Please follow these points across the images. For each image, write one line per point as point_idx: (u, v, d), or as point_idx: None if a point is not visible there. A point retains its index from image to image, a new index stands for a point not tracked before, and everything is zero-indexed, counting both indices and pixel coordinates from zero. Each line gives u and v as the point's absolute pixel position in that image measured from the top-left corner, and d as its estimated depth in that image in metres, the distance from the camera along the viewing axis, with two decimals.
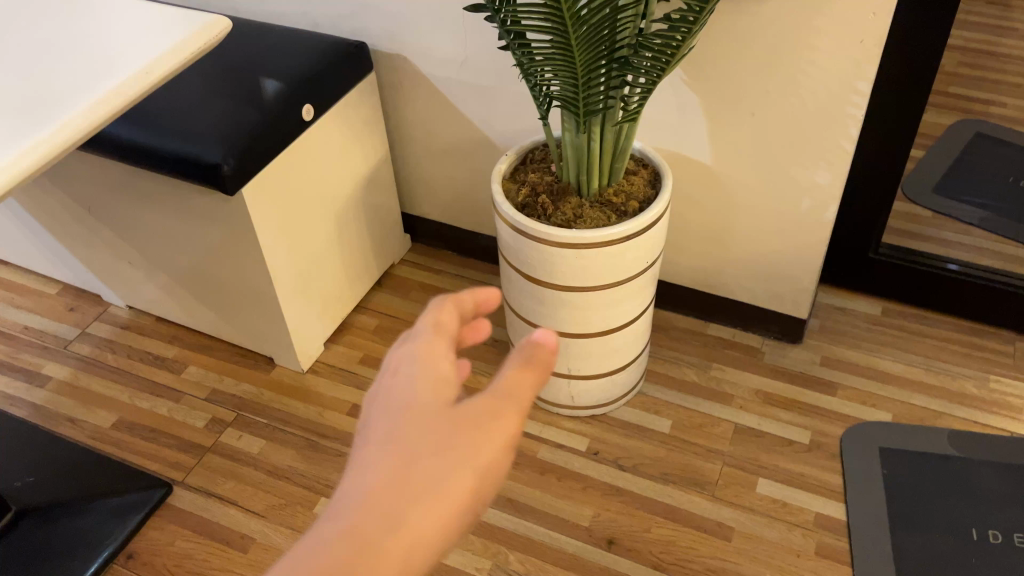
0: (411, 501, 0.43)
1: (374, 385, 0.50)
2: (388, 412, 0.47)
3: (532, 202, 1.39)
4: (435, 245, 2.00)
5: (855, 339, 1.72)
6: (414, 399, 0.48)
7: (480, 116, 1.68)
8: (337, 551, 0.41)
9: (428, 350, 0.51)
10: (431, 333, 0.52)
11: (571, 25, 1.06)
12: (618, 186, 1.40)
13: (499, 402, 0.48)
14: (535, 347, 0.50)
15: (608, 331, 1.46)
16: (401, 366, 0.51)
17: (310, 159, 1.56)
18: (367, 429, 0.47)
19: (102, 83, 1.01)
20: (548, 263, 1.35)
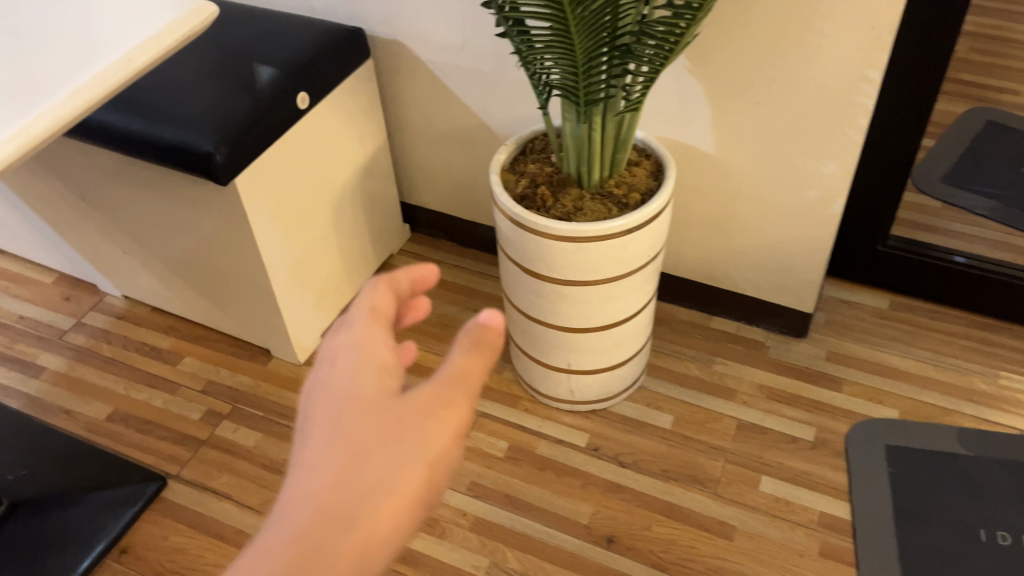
0: (353, 508, 0.41)
1: (306, 378, 0.47)
2: (325, 408, 0.44)
3: (532, 194, 1.35)
4: (434, 235, 1.97)
5: (861, 334, 1.69)
6: (348, 405, 0.44)
7: (480, 105, 1.64)
8: (274, 568, 0.39)
9: (366, 335, 0.48)
10: (368, 320, 0.49)
11: (571, 13, 1.02)
12: (620, 177, 1.36)
13: (445, 398, 0.45)
14: (483, 329, 0.47)
15: (608, 326, 1.43)
16: (336, 359, 0.47)
17: (305, 148, 1.53)
18: (302, 427, 0.44)
19: (84, 71, 0.96)
20: (547, 256, 1.32)
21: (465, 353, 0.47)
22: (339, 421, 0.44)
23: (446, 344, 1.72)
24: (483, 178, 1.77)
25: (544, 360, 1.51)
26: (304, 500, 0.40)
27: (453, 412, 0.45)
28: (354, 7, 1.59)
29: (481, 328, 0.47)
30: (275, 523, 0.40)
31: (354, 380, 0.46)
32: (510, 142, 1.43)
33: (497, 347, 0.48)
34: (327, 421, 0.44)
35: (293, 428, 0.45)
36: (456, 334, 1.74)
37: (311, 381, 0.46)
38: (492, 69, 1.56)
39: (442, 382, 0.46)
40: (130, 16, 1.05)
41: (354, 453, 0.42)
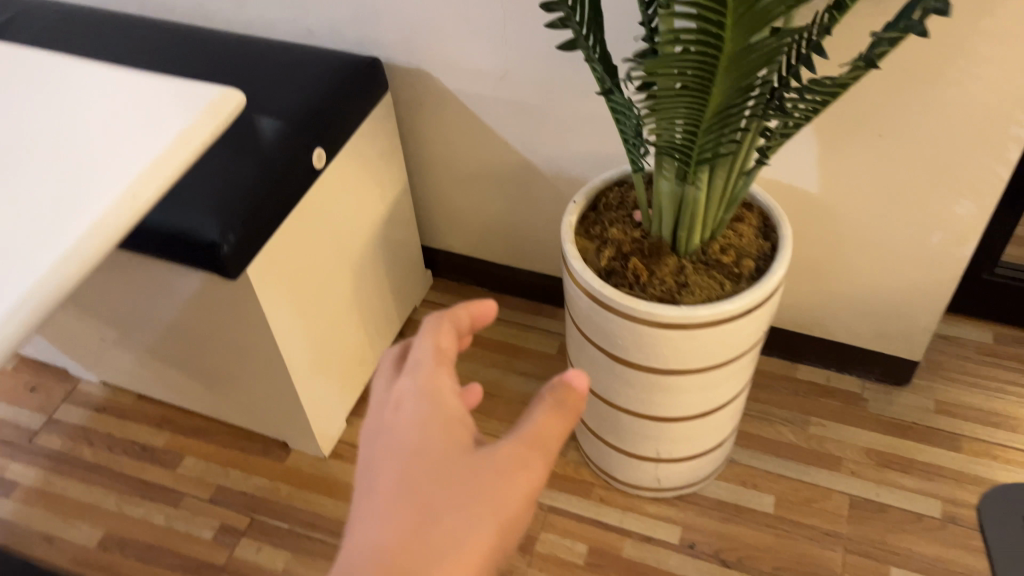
0: (441, 545, 0.50)
1: (388, 413, 0.58)
2: (411, 448, 0.55)
3: (621, 267, 1.09)
4: (461, 280, 1.71)
5: (968, 376, 1.47)
6: (432, 437, 0.56)
7: (522, 141, 1.37)
8: None
9: (438, 381, 0.60)
10: (435, 360, 0.61)
11: (730, 62, 0.75)
12: (725, 239, 1.11)
13: (520, 444, 0.56)
14: (564, 392, 0.59)
15: (708, 412, 1.19)
16: (415, 399, 0.58)
17: (322, 212, 1.25)
18: (390, 459, 0.55)
19: (44, 237, 0.68)
20: (648, 345, 1.07)
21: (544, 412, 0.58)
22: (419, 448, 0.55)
23: (495, 418, 1.46)
24: (522, 220, 1.50)
25: (627, 448, 1.27)
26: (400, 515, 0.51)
27: (529, 457, 0.56)
28: (364, 31, 1.31)
29: (566, 391, 0.58)
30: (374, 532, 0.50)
31: (432, 415, 0.57)
32: (580, 197, 1.17)
33: (570, 411, 0.60)
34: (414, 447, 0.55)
35: (376, 451, 0.56)
36: (505, 405, 1.48)
37: (393, 414, 0.57)
38: (538, 101, 1.30)
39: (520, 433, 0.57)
40: (118, 126, 0.80)
41: (444, 479, 0.53)
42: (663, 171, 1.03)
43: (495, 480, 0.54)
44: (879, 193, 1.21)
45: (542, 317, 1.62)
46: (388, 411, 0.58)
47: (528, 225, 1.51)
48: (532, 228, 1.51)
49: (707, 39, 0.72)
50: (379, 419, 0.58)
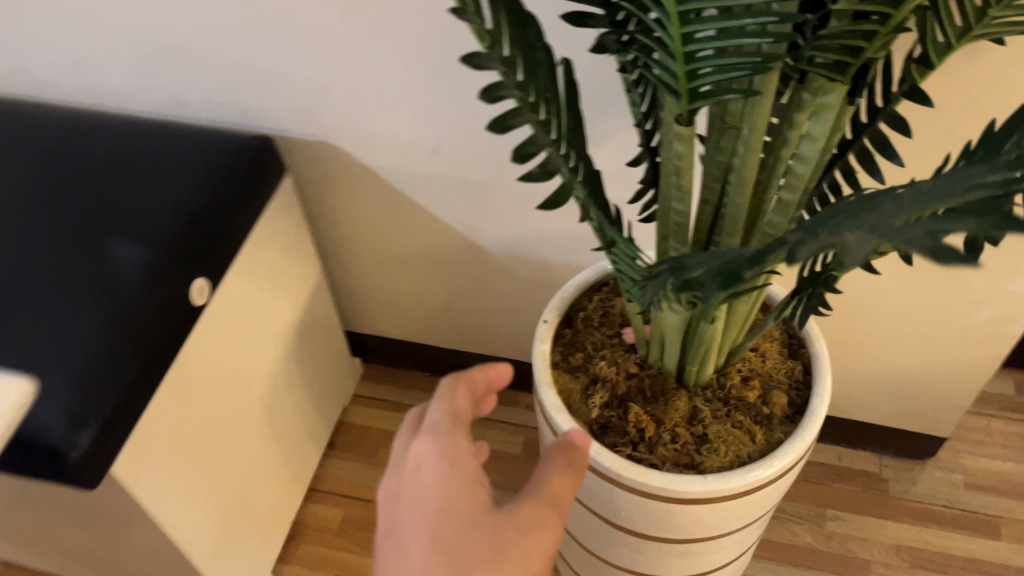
0: None
1: (401, 478, 0.53)
2: (432, 511, 0.51)
3: (617, 417, 0.83)
4: (396, 361, 1.44)
5: (995, 439, 1.26)
6: (456, 504, 0.51)
7: (463, 218, 1.10)
8: None
9: (455, 444, 0.55)
10: (450, 423, 0.57)
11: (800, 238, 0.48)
12: (743, 365, 0.86)
13: (541, 506, 0.55)
14: (573, 452, 0.59)
15: (729, 564, 0.95)
16: (431, 461, 0.54)
17: (212, 349, 0.95)
18: (407, 511, 0.52)
19: None
20: (661, 518, 0.82)
21: (555, 468, 0.59)
22: (444, 490, 0.52)
23: None
24: (467, 299, 1.23)
25: None
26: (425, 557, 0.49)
27: (548, 519, 0.54)
28: (249, 99, 1.02)
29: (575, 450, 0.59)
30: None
31: (454, 479, 0.53)
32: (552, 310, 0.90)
33: (579, 469, 0.60)
34: (434, 499, 0.51)
35: (397, 503, 0.53)
36: None
37: (413, 476, 0.53)
38: (479, 177, 1.03)
39: (536, 491, 0.56)
40: None
41: (475, 544, 0.49)
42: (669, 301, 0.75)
43: (520, 548, 0.51)
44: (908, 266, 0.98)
45: (497, 404, 1.36)
46: (407, 479, 0.53)
47: (474, 305, 1.24)
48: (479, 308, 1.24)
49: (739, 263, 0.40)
50: (398, 476, 0.54)
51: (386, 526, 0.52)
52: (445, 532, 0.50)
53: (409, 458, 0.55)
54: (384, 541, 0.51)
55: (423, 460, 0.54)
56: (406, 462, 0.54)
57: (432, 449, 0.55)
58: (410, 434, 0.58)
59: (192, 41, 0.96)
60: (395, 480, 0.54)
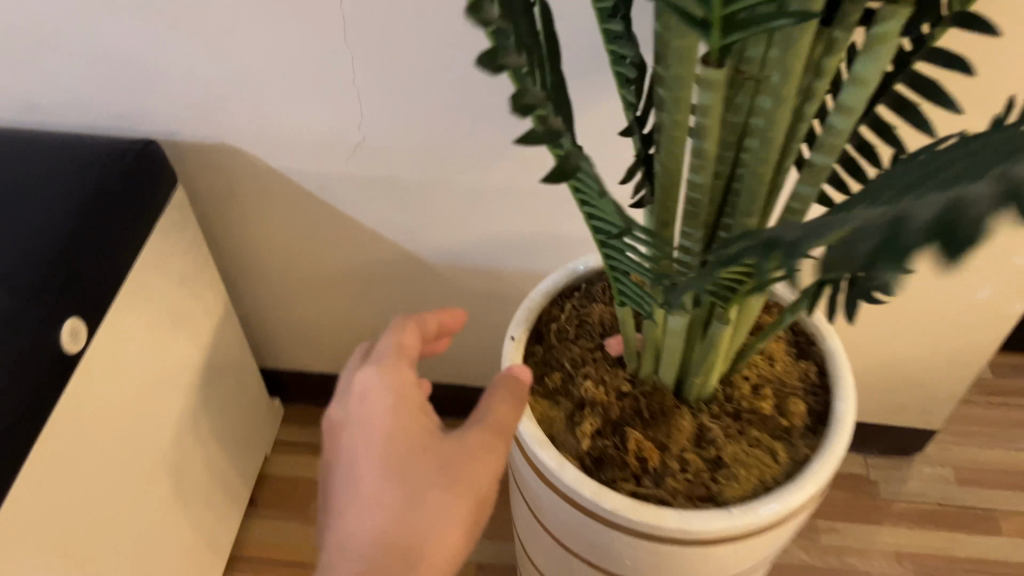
0: (422, 533, 0.48)
1: (348, 413, 0.54)
2: (377, 438, 0.51)
3: (613, 446, 0.69)
4: (322, 398, 1.26)
5: (982, 427, 1.18)
6: (400, 429, 0.52)
7: (396, 227, 0.94)
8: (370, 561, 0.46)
9: (398, 374, 0.56)
10: (396, 355, 0.58)
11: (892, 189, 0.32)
12: (750, 371, 0.73)
13: (486, 430, 0.54)
14: (514, 382, 0.58)
15: None
16: (375, 393, 0.54)
17: (95, 407, 0.76)
18: (354, 441, 0.52)
19: None
20: (674, 564, 0.68)
21: (498, 397, 0.57)
22: (389, 421, 0.52)
23: None
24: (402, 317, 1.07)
25: None
26: (378, 484, 0.49)
27: (496, 447, 0.53)
28: (122, 97, 0.84)
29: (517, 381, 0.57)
30: (362, 507, 0.49)
31: (398, 407, 0.53)
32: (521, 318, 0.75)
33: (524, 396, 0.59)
34: (379, 424, 0.52)
35: (344, 436, 0.53)
36: None
37: (360, 408, 0.53)
38: (413, 177, 0.87)
39: (480, 416, 0.56)
40: None
41: (418, 473, 0.50)
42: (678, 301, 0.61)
43: (464, 475, 0.51)
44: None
45: None
46: (355, 412, 0.53)
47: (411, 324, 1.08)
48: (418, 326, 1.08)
49: (886, 245, 0.23)
50: (344, 412, 0.54)
51: (334, 456, 0.53)
52: (394, 455, 0.50)
53: (354, 392, 0.55)
54: (333, 470, 0.52)
55: (366, 394, 0.54)
56: (352, 396, 0.55)
57: (375, 380, 0.55)
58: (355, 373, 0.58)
59: (38, 27, 0.77)
60: (340, 416, 0.54)
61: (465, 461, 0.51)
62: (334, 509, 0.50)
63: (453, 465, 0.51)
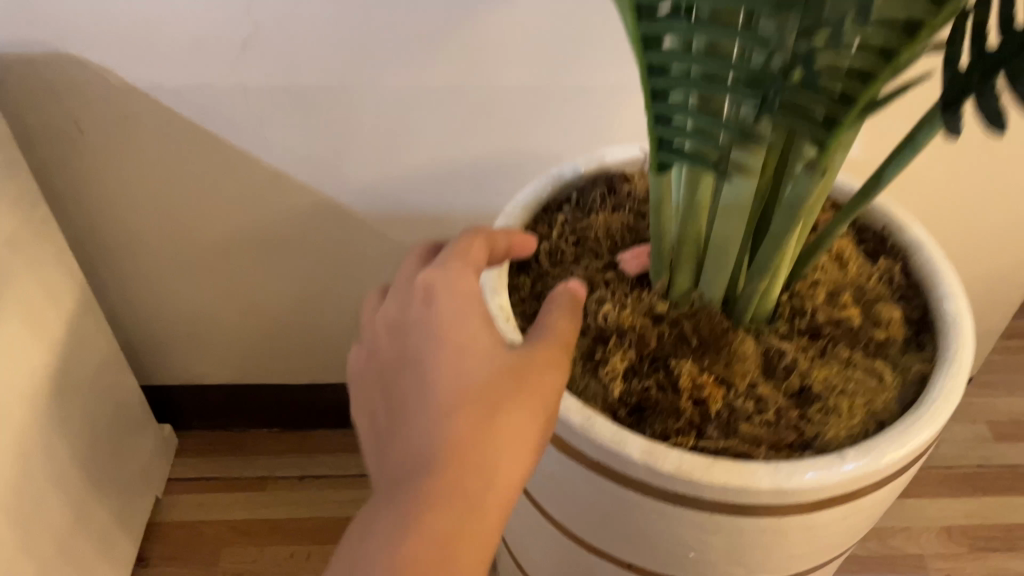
0: (470, 478, 0.34)
1: (402, 315, 0.40)
2: (434, 351, 0.38)
3: (658, 390, 0.48)
4: (225, 418, 1.00)
5: (1009, 373, 1.02)
6: (459, 340, 0.38)
7: (307, 161, 0.72)
8: (408, 512, 0.34)
9: (459, 278, 0.40)
10: (460, 258, 0.42)
11: None
12: (818, 276, 0.54)
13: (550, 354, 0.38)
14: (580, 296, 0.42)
15: None
16: (435, 298, 0.40)
17: None
18: (409, 352, 0.38)
19: None
20: (756, 546, 0.48)
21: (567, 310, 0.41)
22: (457, 327, 0.38)
23: None
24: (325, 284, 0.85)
25: None
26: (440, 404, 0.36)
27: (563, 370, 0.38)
28: None
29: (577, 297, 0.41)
30: (417, 429, 0.36)
31: (461, 317, 0.39)
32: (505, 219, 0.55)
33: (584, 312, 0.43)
34: (442, 330, 0.38)
35: (394, 342, 0.39)
36: None
37: (419, 313, 0.39)
38: (328, 83, 0.65)
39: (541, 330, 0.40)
40: None
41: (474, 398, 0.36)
42: (748, 155, 0.42)
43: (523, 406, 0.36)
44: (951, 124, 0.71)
45: None
46: (412, 317, 0.39)
47: (338, 295, 0.86)
48: (347, 296, 0.86)
49: None
50: (397, 311, 0.40)
51: (376, 362, 0.39)
52: (459, 368, 0.37)
53: (414, 288, 0.40)
54: (376, 380, 0.39)
55: (431, 291, 0.40)
56: (408, 291, 0.40)
57: (442, 280, 0.40)
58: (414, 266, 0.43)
59: None
60: (389, 315, 0.40)
61: (543, 378, 0.37)
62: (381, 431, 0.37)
63: (530, 383, 0.37)
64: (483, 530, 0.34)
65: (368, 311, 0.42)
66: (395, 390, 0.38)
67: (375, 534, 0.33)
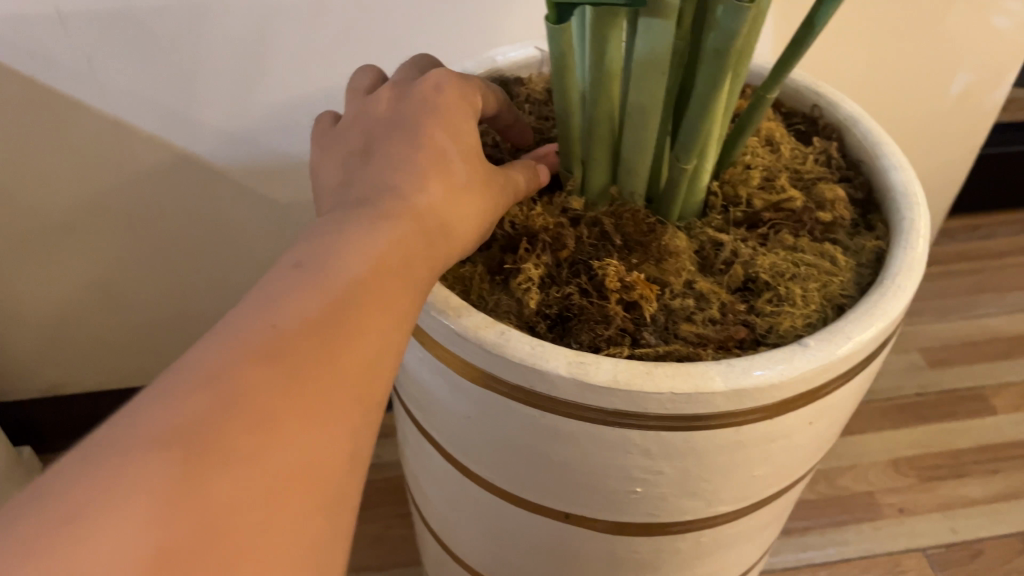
0: (371, 306, 0.30)
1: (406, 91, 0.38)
2: (419, 145, 0.36)
3: (580, 293, 0.40)
4: (98, 432, 0.87)
5: (933, 299, 1.00)
6: (439, 142, 0.36)
7: (156, 103, 0.62)
8: (312, 312, 0.28)
9: (457, 102, 0.38)
10: (470, 88, 0.40)
11: None
12: (748, 161, 0.47)
13: (481, 208, 0.37)
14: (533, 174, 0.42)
15: (762, 551, 0.54)
16: (433, 101, 0.38)
17: None
18: (396, 129, 0.37)
19: None
20: (711, 473, 0.40)
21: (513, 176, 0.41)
22: (438, 145, 0.36)
23: None
24: (194, 258, 0.74)
25: None
26: (404, 195, 0.34)
27: (477, 220, 0.37)
28: None
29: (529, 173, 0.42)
30: (357, 214, 0.33)
31: (449, 129, 0.37)
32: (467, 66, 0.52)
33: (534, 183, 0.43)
34: (426, 126, 0.37)
35: (383, 123, 0.38)
36: None
37: (419, 101, 0.38)
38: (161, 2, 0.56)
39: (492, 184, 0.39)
40: None
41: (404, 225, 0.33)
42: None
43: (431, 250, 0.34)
44: (861, 14, 0.67)
45: None
46: (412, 102, 0.38)
47: (214, 269, 0.76)
48: (223, 270, 0.76)
49: None
50: (403, 91, 0.39)
51: (348, 142, 0.38)
52: (431, 173, 0.35)
53: (420, 84, 0.39)
54: (346, 155, 0.38)
55: (439, 82, 0.39)
56: (415, 82, 0.39)
57: (450, 93, 0.38)
58: (417, 70, 0.42)
59: None
60: (381, 98, 0.39)
61: (457, 224, 0.36)
62: (332, 201, 0.36)
63: (435, 237, 0.34)
64: (359, 369, 0.29)
65: (356, 96, 0.41)
66: (363, 170, 0.36)
67: (247, 322, 0.28)
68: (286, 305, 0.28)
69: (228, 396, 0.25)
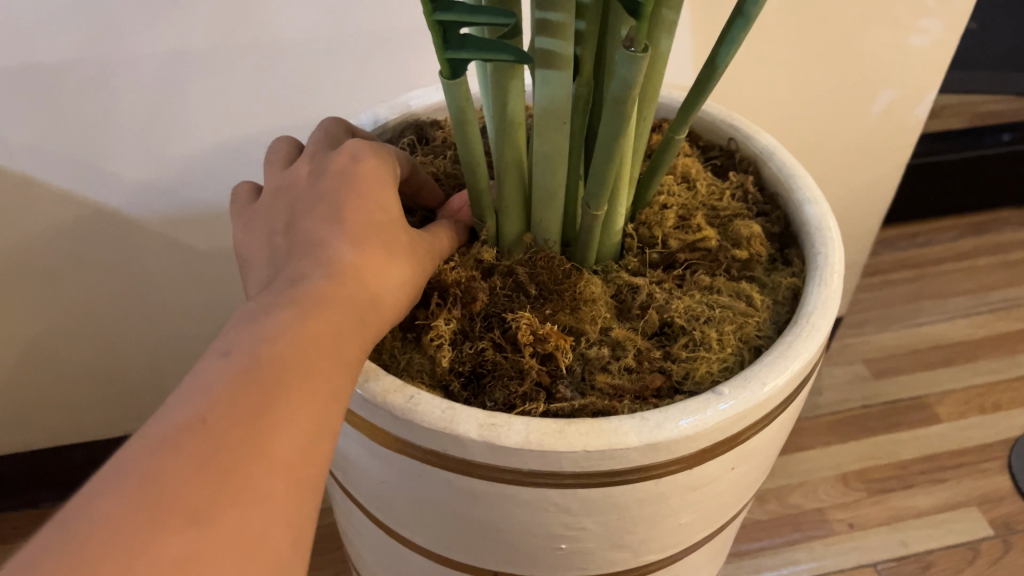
0: (285, 401, 0.29)
1: (324, 166, 0.38)
2: (334, 223, 0.35)
3: (492, 349, 0.39)
4: (33, 492, 0.84)
5: (875, 310, 1.01)
6: (353, 216, 0.35)
7: (66, 160, 0.60)
8: (219, 414, 0.27)
9: (376, 173, 0.38)
10: (388, 157, 0.39)
11: None
12: (662, 201, 0.47)
13: (403, 278, 0.36)
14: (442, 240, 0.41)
15: None
16: (348, 175, 0.37)
17: None
18: (311, 208, 0.36)
19: None
20: (633, 525, 0.39)
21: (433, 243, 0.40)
22: (353, 221, 0.35)
23: None
24: (120, 311, 0.72)
25: None
26: (316, 278, 0.33)
27: (401, 291, 0.36)
28: None
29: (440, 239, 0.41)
30: (272, 299, 0.32)
31: (365, 202, 0.36)
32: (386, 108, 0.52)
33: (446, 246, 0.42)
34: (345, 199, 0.36)
35: (300, 201, 0.37)
36: None
37: (335, 175, 0.37)
38: (60, 58, 0.54)
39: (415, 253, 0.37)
40: None
41: (323, 310, 0.32)
42: (555, 41, 0.34)
43: (351, 332, 0.32)
44: (781, 39, 0.67)
45: None
46: (326, 179, 0.37)
47: (142, 321, 0.74)
48: (152, 321, 0.74)
49: None
50: (320, 165, 0.38)
51: (268, 218, 0.37)
52: (343, 248, 0.34)
53: (334, 158, 0.38)
54: (264, 233, 0.37)
55: (355, 153, 0.38)
56: (332, 155, 0.39)
57: (365, 166, 0.38)
58: (337, 137, 0.42)
59: None
60: (300, 172, 0.39)
61: (380, 300, 0.34)
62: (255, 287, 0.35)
63: (363, 319, 0.33)
64: (270, 468, 0.27)
65: (274, 168, 0.40)
66: (280, 253, 0.35)
67: (133, 448, 0.26)
68: (174, 419, 0.27)
69: (113, 524, 0.24)
